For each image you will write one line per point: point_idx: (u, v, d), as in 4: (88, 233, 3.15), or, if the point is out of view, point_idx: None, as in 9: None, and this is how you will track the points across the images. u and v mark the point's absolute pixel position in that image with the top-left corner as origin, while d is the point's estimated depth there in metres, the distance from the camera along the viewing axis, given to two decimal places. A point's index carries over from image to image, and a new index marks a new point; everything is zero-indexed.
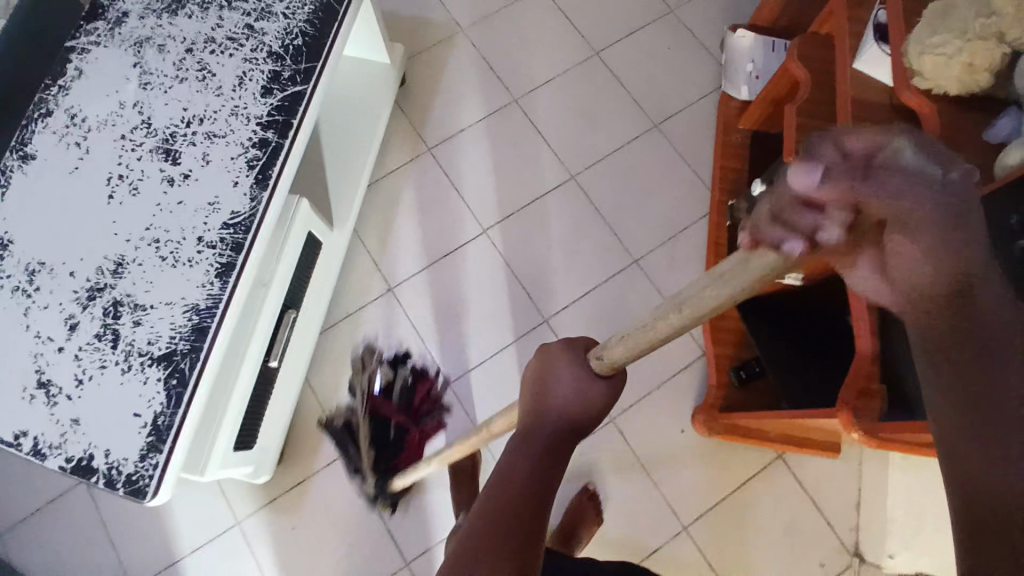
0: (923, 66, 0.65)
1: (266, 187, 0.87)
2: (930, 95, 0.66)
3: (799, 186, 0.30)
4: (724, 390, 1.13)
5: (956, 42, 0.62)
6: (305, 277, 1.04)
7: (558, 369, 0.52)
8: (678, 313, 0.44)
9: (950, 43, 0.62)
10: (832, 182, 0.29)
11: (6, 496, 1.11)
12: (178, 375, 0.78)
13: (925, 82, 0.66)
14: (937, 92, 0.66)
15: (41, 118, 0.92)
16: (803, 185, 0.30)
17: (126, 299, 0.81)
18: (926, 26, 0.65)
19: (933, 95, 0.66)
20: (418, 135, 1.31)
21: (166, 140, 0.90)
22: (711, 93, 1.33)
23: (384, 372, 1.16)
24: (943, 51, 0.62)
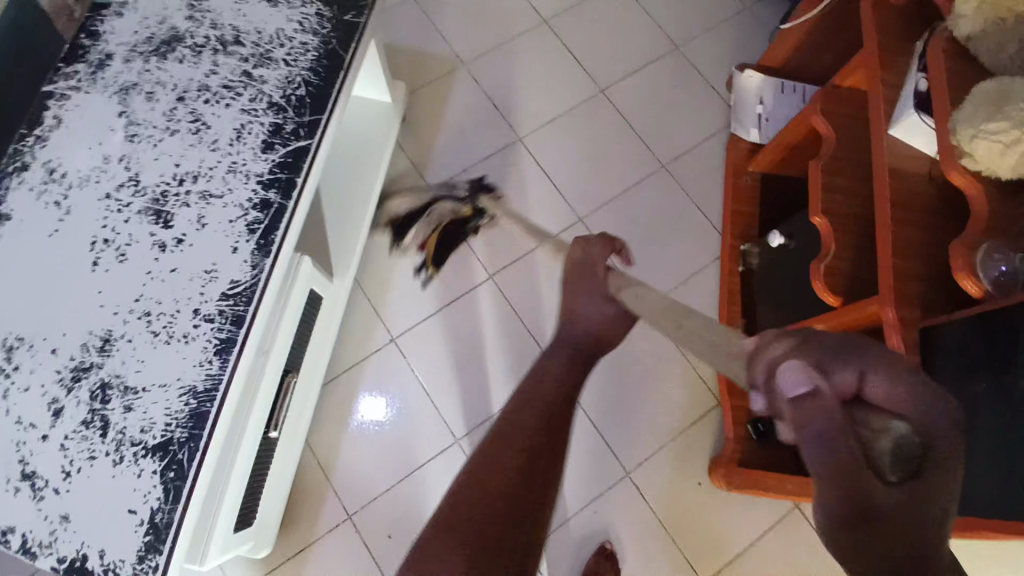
0: (977, 148, 0.68)
1: (268, 253, 0.81)
2: (979, 176, 0.71)
3: (787, 384, 0.34)
4: (739, 443, 1.10)
5: (1014, 131, 0.64)
6: (306, 337, 0.97)
7: (589, 289, 0.66)
8: (672, 323, 0.57)
9: (1008, 131, 0.65)
10: (807, 402, 0.33)
11: None
12: (175, 466, 0.72)
13: (976, 163, 0.70)
14: (987, 174, 0.70)
15: (18, 173, 0.84)
16: (790, 382, 0.34)
17: (115, 381, 0.75)
18: (981, 109, 0.68)
19: (982, 176, 0.71)
20: (421, 175, 1.25)
21: (157, 199, 0.83)
22: (719, 132, 1.31)
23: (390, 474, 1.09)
24: (1000, 138, 0.65)
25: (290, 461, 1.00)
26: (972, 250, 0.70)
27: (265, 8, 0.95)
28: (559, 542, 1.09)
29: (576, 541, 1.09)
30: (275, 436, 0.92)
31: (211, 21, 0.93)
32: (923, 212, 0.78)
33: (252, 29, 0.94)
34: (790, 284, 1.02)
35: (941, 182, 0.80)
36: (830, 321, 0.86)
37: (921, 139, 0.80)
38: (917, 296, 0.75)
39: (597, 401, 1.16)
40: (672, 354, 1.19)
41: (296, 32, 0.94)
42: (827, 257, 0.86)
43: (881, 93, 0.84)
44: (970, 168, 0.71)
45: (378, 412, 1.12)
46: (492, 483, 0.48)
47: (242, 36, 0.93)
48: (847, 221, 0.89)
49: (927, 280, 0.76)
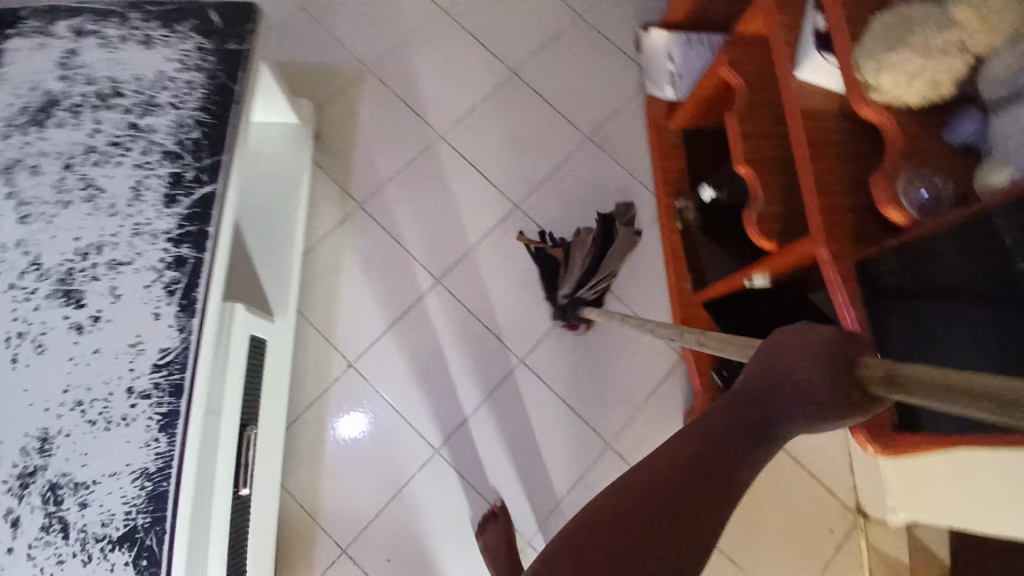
0: (883, 82, 0.71)
1: (193, 312, 0.76)
2: (890, 107, 0.73)
3: None
4: (710, 395, 1.12)
5: (917, 60, 0.68)
6: (256, 385, 0.93)
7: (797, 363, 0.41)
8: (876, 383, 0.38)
9: (910, 62, 0.68)
10: None
11: None
12: (147, 553, 0.68)
13: (884, 96, 0.72)
14: (896, 104, 0.72)
15: None
16: None
17: (63, 480, 0.70)
18: (882, 43, 0.71)
19: (892, 107, 0.73)
20: (346, 190, 1.21)
21: (64, 279, 0.78)
22: (636, 94, 1.31)
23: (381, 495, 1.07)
24: (904, 69, 0.69)
25: (269, 510, 0.97)
26: (893, 180, 0.72)
27: (140, 51, 0.89)
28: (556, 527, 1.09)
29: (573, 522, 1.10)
30: (247, 493, 0.88)
31: (85, 77, 0.87)
32: (842, 147, 0.80)
33: (130, 76, 0.87)
34: None
35: (853, 115, 0.82)
36: (772, 265, 0.88)
37: (826, 76, 0.81)
38: (849, 230, 0.77)
39: (567, 382, 1.16)
40: (632, 322, 1.20)
41: (179, 72, 0.88)
42: (757, 208, 0.88)
43: (782, 36, 0.85)
44: (880, 101, 0.73)
45: (351, 438, 1.09)
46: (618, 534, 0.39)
47: (121, 86, 0.87)
48: (772, 166, 0.90)
49: (857, 212, 0.77)
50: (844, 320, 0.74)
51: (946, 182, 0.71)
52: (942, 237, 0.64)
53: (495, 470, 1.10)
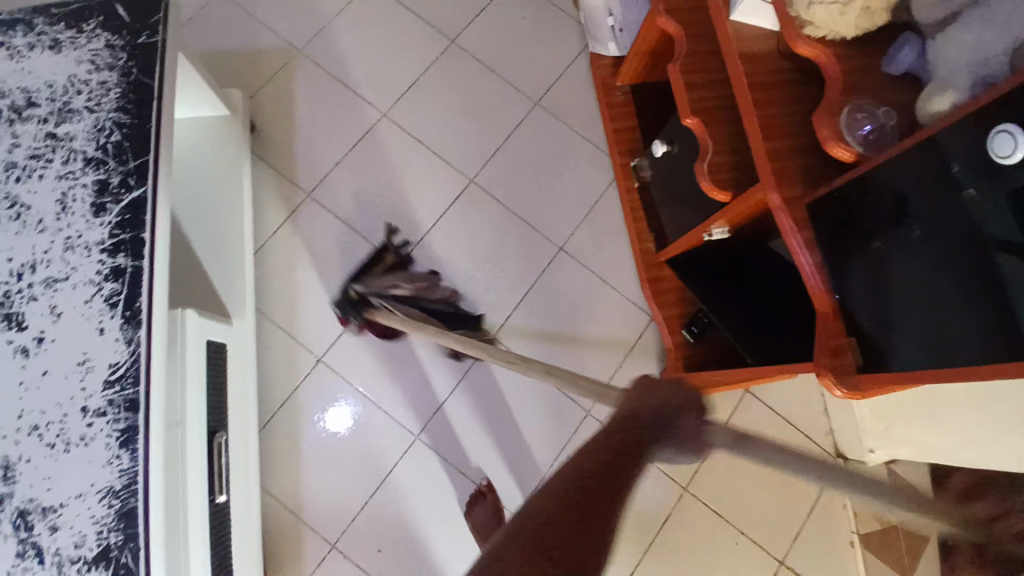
0: (815, 15, 0.71)
1: (139, 323, 0.73)
2: (824, 41, 0.72)
3: None
4: (681, 347, 1.11)
5: None
6: (221, 390, 0.91)
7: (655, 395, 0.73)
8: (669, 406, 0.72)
9: None
10: None
11: None
12: (123, 571, 0.67)
13: (817, 29, 0.72)
14: (831, 37, 0.72)
15: None
16: None
17: (31, 505, 0.68)
18: None
19: (826, 41, 0.72)
20: (292, 181, 1.18)
21: (1, 303, 0.74)
22: (580, 54, 1.28)
23: (366, 486, 1.07)
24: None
25: (250, 514, 0.96)
26: (836, 115, 0.71)
27: (49, 57, 0.84)
28: None
29: None
30: (223, 499, 0.87)
31: None
32: (785, 86, 0.79)
33: (41, 85, 0.82)
34: (684, 186, 1.02)
35: (792, 54, 0.81)
36: (728, 214, 0.87)
37: (763, 16, 0.80)
38: (798, 170, 0.76)
39: (540, 353, 1.15)
40: (599, 286, 1.19)
41: (90, 73, 0.83)
42: (708, 155, 0.86)
43: None
44: (815, 38, 0.72)
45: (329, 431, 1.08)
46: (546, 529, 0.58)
47: (34, 95, 0.82)
48: (719, 113, 0.88)
49: (806, 152, 0.77)
50: (799, 264, 0.75)
51: (888, 113, 0.70)
52: (890, 168, 0.64)
53: (476, 448, 1.10)
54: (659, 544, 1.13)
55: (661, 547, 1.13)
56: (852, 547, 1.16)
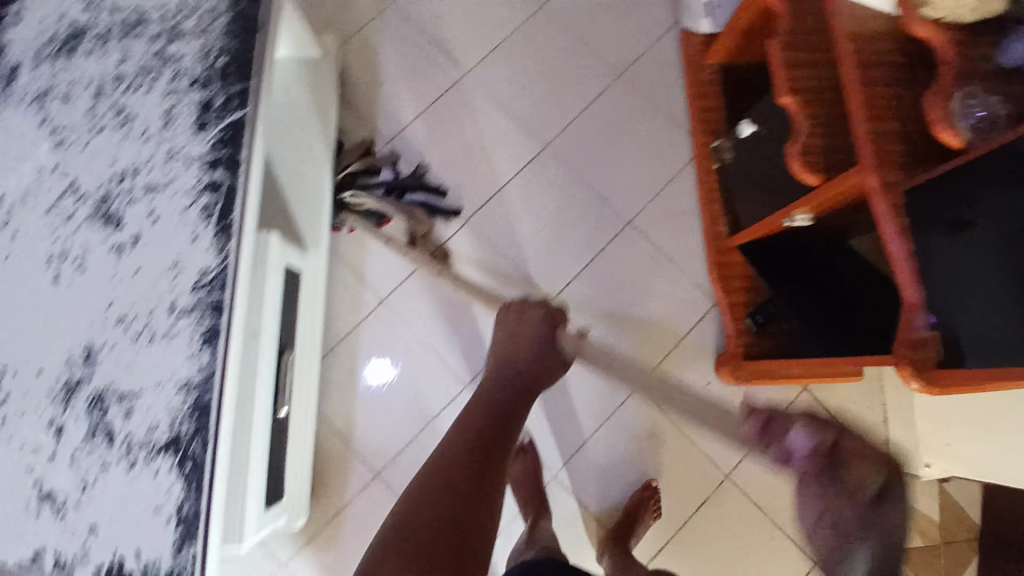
0: None
1: (231, 234, 0.78)
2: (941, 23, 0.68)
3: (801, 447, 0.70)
4: (743, 336, 1.10)
5: None
6: (293, 312, 0.97)
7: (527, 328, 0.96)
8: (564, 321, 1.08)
9: None
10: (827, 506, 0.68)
11: None
12: (191, 459, 0.72)
13: (935, 11, 0.67)
14: (948, 20, 0.67)
15: None
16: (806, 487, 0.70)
17: (109, 390, 0.74)
18: None
19: (944, 23, 0.68)
20: (372, 130, 1.21)
21: (101, 203, 0.80)
22: (670, 29, 1.26)
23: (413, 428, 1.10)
24: None
25: (304, 439, 1.01)
26: (949, 100, 0.66)
27: None
28: (580, 465, 1.12)
29: (599, 457, 1.12)
30: (286, 412, 0.93)
31: (110, 7, 0.87)
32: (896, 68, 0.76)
33: (156, 5, 0.87)
34: (768, 170, 0.99)
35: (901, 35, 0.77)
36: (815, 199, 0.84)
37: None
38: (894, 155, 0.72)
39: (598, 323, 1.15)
40: (663, 264, 1.18)
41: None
42: (801, 136, 0.83)
43: None
44: (932, 19, 0.68)
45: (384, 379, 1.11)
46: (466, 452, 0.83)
47: (147, 14, 0.87)
48: (817, 92, 0.84)
49: (903, 136, 0.73)
50: (889, 250, 0.70)
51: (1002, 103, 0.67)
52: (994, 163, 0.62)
53: None
54: (690, 529, 1.11)
55: (693, 530, 1.12)
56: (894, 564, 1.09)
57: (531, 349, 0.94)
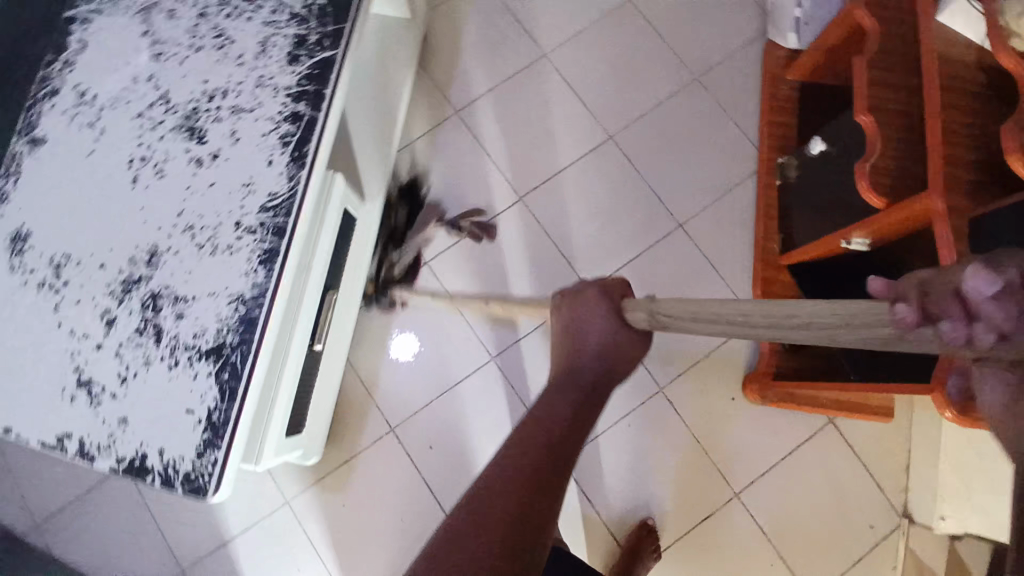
0: None
1: (303, 165, 0.81)
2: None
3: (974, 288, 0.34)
4: (776, 355, 1.09)
5: None
6: (344, 255, 0.99)
7: (591, 324, 0.69)
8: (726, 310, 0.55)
9: None
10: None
11: (71, 474, 1.16)
12: (229, 368, 0.75)
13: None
14: None
15: (49, 98, 0.87)
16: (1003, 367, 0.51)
17: (165, 291, 0.78)
18: None
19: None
20: (444, 97, 1.24)
21: (188, 117, 0.84)
22: (754, 41, 1.25)
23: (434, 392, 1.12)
24: None
25: (332, 378, 1.03)
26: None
27: None
28: (589, 457, 1.11)
29: (611, 450, 1.11)
30: (320, 349, 0.95)
31: None
32: (982, 97, 0.71)
33: None
34: (833, 190, 0.96)
35: (990, 66, 0.73)
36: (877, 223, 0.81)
37: (973, 24, 0.72)
38: (968, 184, 0.69)
39: None
40: (706, 273, 1.17)
41: None
42: (873, 157, 0.81)
43: None
44: (1016, 49, 0.64)
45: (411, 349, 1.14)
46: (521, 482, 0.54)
47: None
48: (894, 116, 0.83)
49: (982, 166, 0.70)
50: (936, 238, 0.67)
51: None
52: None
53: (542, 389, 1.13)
54: (690, 539, 1.08)
55: (692, 543, 1.08)
56: None
57: (600, 339, 0.68)
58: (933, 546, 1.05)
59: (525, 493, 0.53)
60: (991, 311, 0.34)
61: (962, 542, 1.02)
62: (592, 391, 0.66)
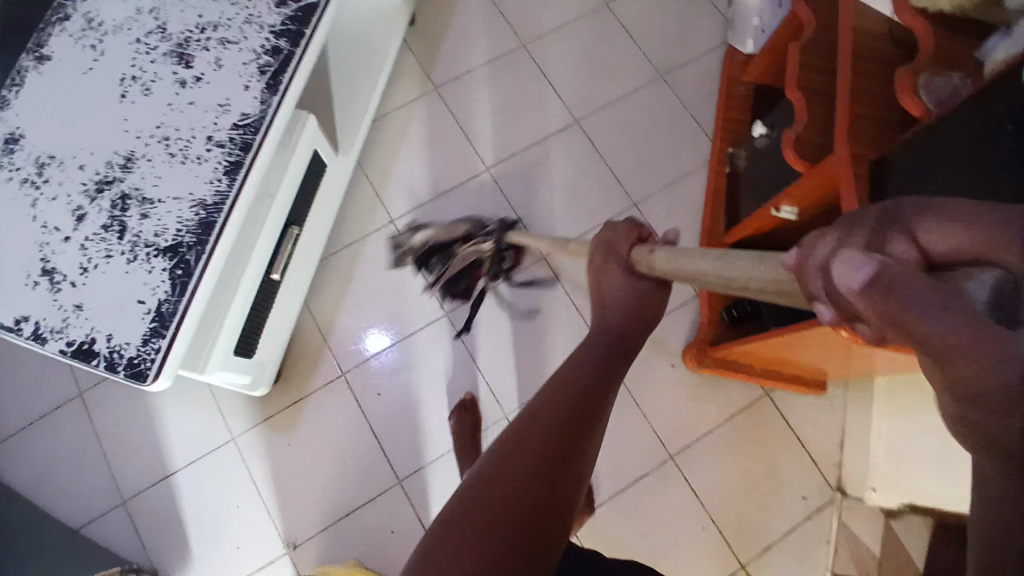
0: None
1: (277, 92, 0.87)
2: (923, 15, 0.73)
3: (851, 274, 0.31)
4: (714, 327, 1.15)
5: None
6: (310, 195, 1.05)
7: (610, 278, 0.68)
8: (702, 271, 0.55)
9: None
10: None
11: (14, 404, 1.16)
12: (183, 266, 0.80)
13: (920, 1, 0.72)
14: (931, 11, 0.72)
15: (60, 23, 0.90)
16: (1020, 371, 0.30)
17: (134, 193, 0.83)
18: None
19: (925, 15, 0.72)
20: (427, 72, 1.32)
21: (181, 44, 0.90)
22: (716, 48, 1.35)
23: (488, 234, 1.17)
24: None
25: (286, 314, 1.09)
26: (917, 76, 0.70)
27: None
28: None
29: None
30: (276, 279, 0.99)
31: None
32: (888, 70, 0.79)
33: None
34: (770, 170, 1.04)
35: (900, 40, 0.81)
36: (798, 189, 0.87)
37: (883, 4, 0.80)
38: (871, 137, 0.76)
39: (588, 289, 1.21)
40: None
41: None
42: (796, 129, 0.88)
43: None
44: (917, 10, 0.73)
45: (386, 351, 1.18)
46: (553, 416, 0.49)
47: None
48: (819, 94, 0.91)
49: (885, 123, 0.76)
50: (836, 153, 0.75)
51: (965, 81, 0.69)
52: (925, 134, 0.65)
53: (491, 346, 1.18)
54: (624, 499, 1.12)
55: (625, 503, 1.12)
56: None
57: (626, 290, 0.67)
58: (865, 519, 1.11)
59: (564, 436, 0.47)
60: (859, 294, 0.31)
61: (896, 517, 1.10)
62: (626, 330, 0.64)
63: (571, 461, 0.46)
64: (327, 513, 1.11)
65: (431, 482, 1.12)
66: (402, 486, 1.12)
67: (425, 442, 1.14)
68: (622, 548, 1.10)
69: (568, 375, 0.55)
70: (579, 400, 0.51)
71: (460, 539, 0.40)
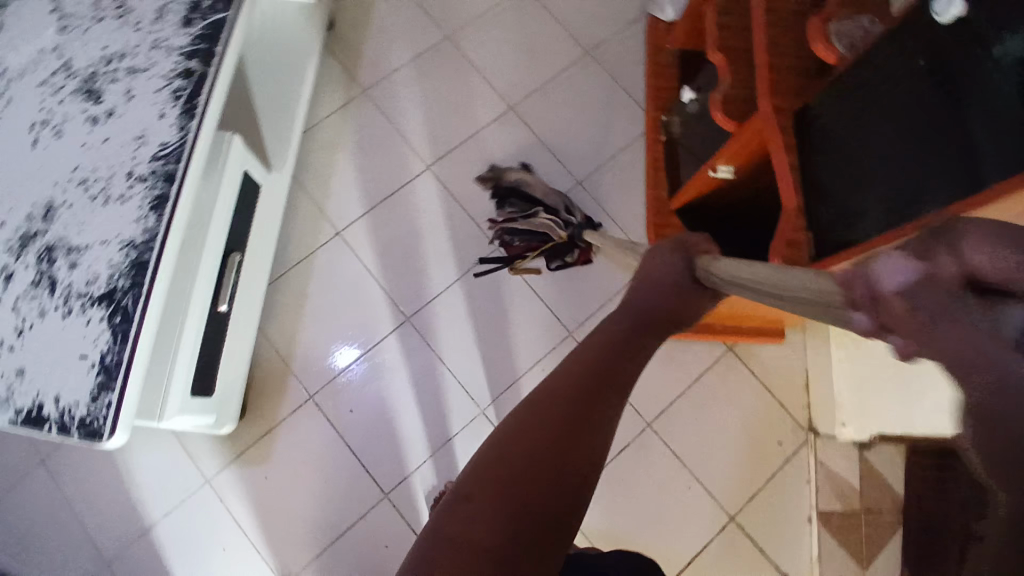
0: None
1: (194, 116, 0.84)
2: None
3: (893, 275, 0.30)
4: None
5: None
6: (247, 220, 1.02)
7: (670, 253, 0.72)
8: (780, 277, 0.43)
9: None
10: None
11: None
12: (121, 311, 0.76)
13: None
14: None
15: None
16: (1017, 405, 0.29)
17: (59, 243, 0.79)
18: None
19: None
20: (354, 77, 1.29)
21: (88, 81, 0.85)
22: (639, 16, 1.36)
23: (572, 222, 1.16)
24: None
25: (243, 343, 1.06)
26: (828, 21, 0.71)
27: None
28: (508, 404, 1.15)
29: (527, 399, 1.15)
30: (225, 310, 0.96)
31: None
32: (801, 19, 0.80)
33: None
34: (703, 132, 1.05)
35: None
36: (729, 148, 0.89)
37: None
38: (793, 88, 0.77)
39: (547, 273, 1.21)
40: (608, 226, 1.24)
41: None
42: (723, 89, 0.90)
43: None
44: None
45: (354, 364, 1.16)
46: (569, 389, 0.48)
47: None
48: (740, 50, 0.92)
49: (805, 72, 0.78)
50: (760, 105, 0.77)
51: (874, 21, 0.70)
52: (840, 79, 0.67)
53: (458, 344, 1.17)
54: (610, 474, 1.13)
55: (612, 478, 1.13)
56: (810, 524, 1.12)
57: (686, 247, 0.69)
58: (841, 453, 1.14)
59: (577, 416, 0.46)
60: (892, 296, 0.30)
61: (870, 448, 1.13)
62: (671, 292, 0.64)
63: (580, 454, 0.44)
64: (318, 538, 1.09)
65: (419, 489, 1.11)
66: (389, 498, 1.11)
67: (405, 450, 1.12)
68: (615, 522, 1.11)
69: (596, 345, 0.53)
70: (601, 375, 0.49)
71: (461, 528, 0.40)
